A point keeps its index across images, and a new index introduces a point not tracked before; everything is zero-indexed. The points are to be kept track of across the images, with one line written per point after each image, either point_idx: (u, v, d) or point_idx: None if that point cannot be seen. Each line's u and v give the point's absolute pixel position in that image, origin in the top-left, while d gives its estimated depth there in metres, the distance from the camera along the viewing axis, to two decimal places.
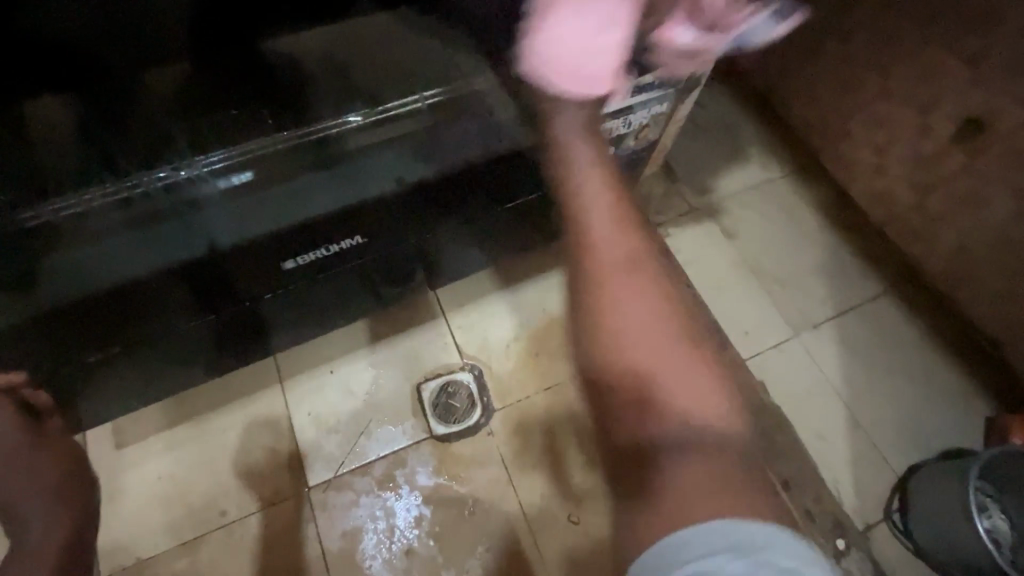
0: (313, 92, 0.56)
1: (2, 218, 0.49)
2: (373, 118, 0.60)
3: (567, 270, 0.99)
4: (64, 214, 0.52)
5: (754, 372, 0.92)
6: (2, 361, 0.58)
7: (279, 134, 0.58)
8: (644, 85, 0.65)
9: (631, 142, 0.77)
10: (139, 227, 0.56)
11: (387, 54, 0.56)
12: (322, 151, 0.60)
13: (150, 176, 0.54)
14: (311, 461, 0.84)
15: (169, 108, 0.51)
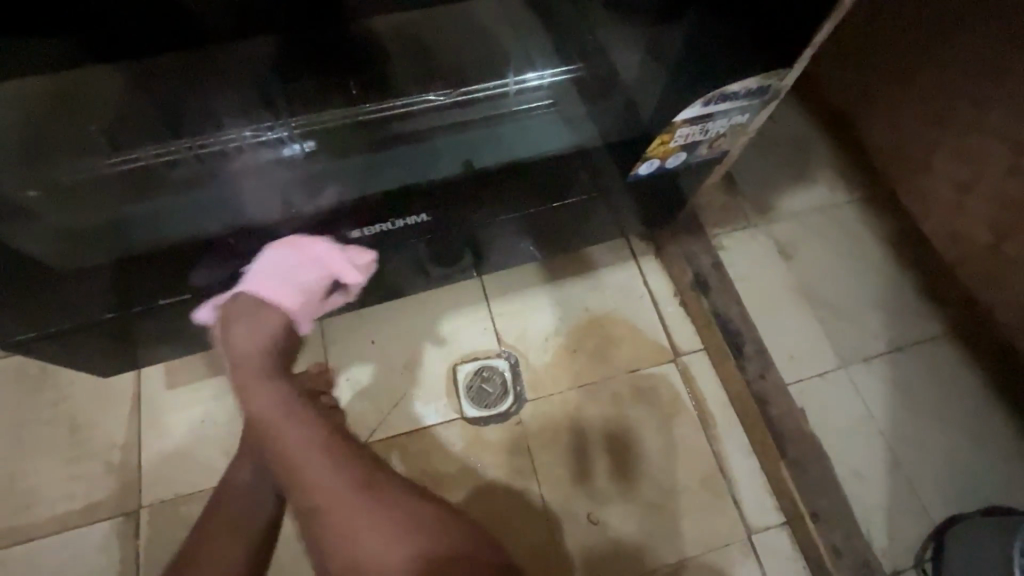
0: (394, 71, 0.58)
1: (108, 155, 0.55)
2: (455, 98, 0.63)
3: (615, 271, 0.99)
4: (160, 160, 0.57)
5: (796, 399, 0.89)
6: (88, 298, 0.62)
7: (362, 105, 0.60)
8: (728, 93, 0.64)
9: (705, 151, 0.76)
10: (222, 182, 0.60)
11: (472, 41, 0.57)
12: (386, 128, 0.63)
13: (239, 134, 0.58)
14: (345, 426, 0.87)
15: (248, 63, 0.51)
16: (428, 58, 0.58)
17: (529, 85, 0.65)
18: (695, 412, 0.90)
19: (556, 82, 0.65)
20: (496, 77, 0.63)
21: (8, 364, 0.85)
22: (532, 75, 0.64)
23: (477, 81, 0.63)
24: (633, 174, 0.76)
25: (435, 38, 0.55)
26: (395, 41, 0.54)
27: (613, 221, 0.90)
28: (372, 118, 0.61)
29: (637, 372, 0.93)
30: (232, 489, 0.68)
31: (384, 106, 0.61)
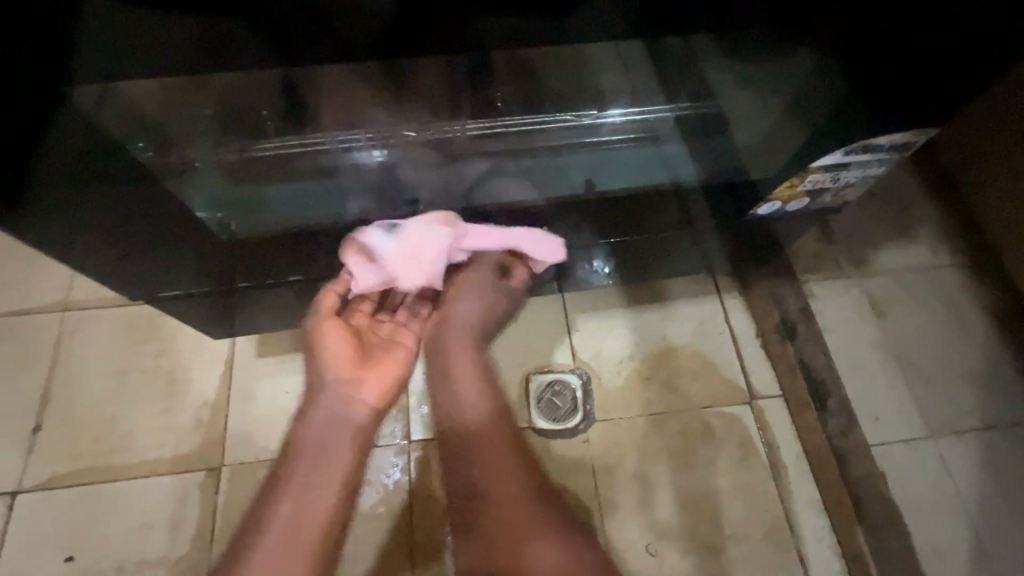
0: (516, 92, 0.58)
1: (245, 141, 0.60)
2: (567, 121, 0.66)
3: (697, 304, 0.98)
4: (289, 149, 0.62)
5: (878, 462, 0.86)
6: (217, 264, 0.69)
7: (480, 120, 0.62)
8: (873, 145, 0.62)
9: (828, 199, 0.75)
10: (347, 177, 0.66)
11: (592, 69, 0.57)
12: (463, 146, 0.65)
13: (359, 135, 0.61)
14: (416, 418, 0.89)
15: (377, 77, 0.52)
16: (532, 88, 0.59)
17: (619, 118, 0.68)
18: (767, 459, 0.88)
19: (657, 119, 0.69)
20: (574, 109, 0.65)
21: (124, 311, 0.92)
22: (615, 112, 0.67)
23: (584, 106, 0.65)
24: (752, 215, 0.75)
25: (552, 67, 0.56)
26: (512, 68, 0.54)
27: (704, 253, 0.90)
28: (448, 139, 0.63)
29: (710, 409, 0.91)
30: (307, 428, 0.70)
31: (470, 124, 0.63)
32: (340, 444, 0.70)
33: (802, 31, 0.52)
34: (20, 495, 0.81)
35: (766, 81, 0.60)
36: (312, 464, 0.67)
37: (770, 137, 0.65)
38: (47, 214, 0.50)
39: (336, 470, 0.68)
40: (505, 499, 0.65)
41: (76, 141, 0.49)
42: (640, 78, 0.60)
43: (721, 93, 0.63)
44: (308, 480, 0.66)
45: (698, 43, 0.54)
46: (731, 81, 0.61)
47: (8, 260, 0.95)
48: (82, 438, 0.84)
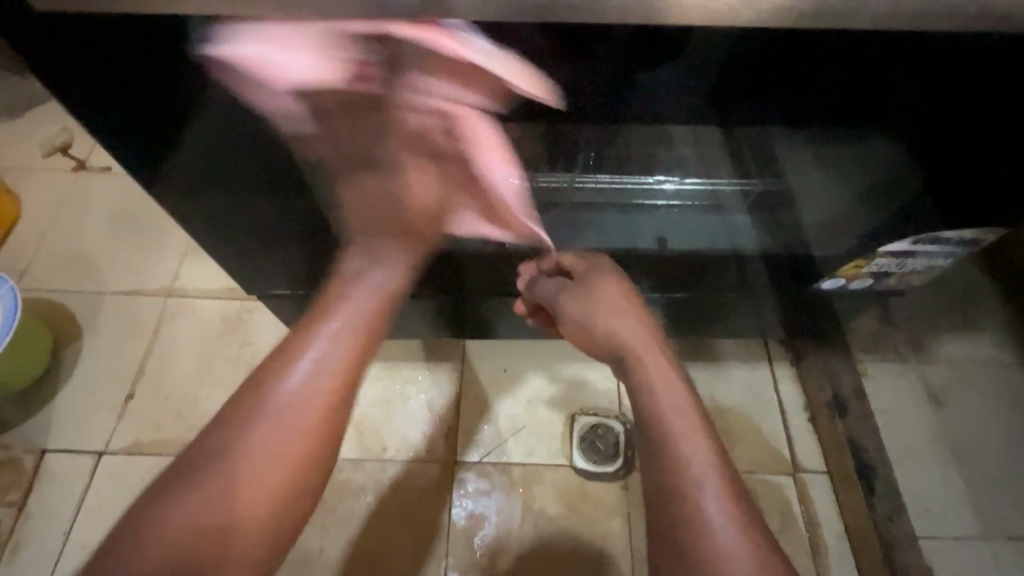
0: (586, 154, 0.65)
1: None
2: (647, 182, 0.71)
3: (747, 369, 1.00)
4: None
5: (927, 557, 0.82)
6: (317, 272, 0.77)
7: (567, 173, 0.68)
8: (940, 237, 0.66)
9: (892, 282, 0.77)
10: None
11: (656, 144, 0.63)
12: (563, 195, 0.72)
13: None
14: (462, 440, 0.94)
15: None
16: (615, 155, 0.65)
17: (686, 184, 0.72)
18: (806, 534, 0.88)
19: (724, 190, 0.72)
20: (655, 174, 0.69)
21: (218, 304, 1.02)
22: (688, 181, 0.71)
23: (661, 172, 0.70)
24: (815, 287, 0.80)
25: (631, 134, 0.60)
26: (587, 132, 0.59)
27: (760, 320, 0.93)
28: (551, 186, 0.71)
29: (752, 475, 0.92)
30: (274, 423, 0.49)
31: (556, 176, 0.69)
32: (303, 433, 0.49)
33: (870, 129, 0.55)
34: (105, 456, 0.89)
35: (836, 167, 0.62)
36: (237, 478, 0.46)
37: (841, 218, 0.68)
38: (174, 184, 0.59)
39: (287, 493, 0.48)
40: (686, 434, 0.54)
41: (199, 153, 0.55)
42: (710, 153, 0.64)
43: (791, 175, 0.65)
44: (252, 484, 0.46)
45: (769, 130, 0.57)
46: (802, 165, 0.63)
47: (130, 246, 1.08)
48: (167, 412, 0.93)
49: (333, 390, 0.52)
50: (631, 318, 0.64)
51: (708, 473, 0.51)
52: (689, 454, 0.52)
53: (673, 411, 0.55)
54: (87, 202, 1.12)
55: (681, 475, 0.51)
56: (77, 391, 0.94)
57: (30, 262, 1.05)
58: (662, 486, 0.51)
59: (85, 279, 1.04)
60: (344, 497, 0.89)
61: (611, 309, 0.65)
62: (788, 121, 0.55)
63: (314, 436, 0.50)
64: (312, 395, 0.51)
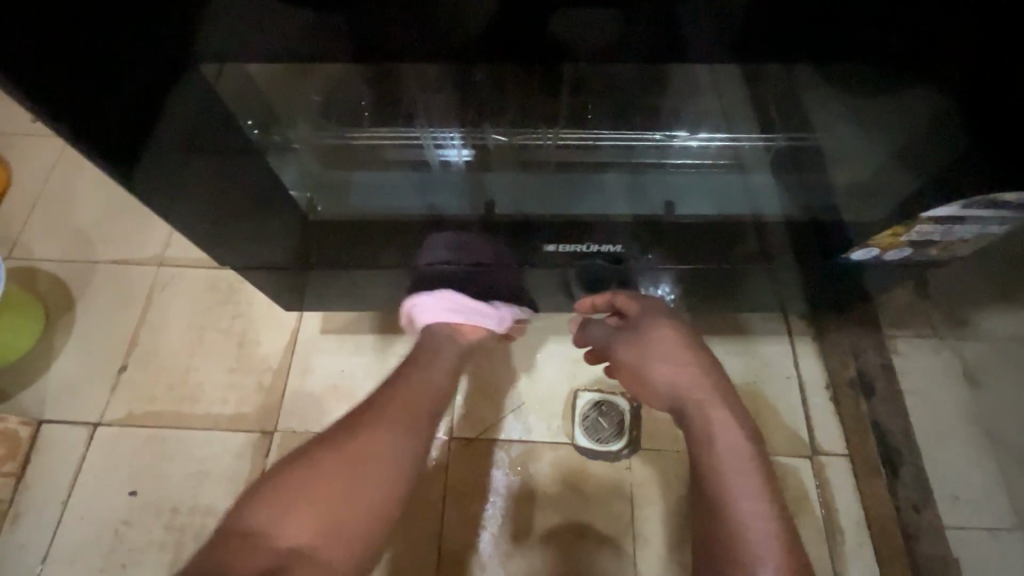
0: (592, 111, 0.59)
1: (325, 133, 0.61)
2: (655, 138, 0.63)
3: (765, 344, 0.94)
4: (364, 141, 0.63)
5: (953, 548, 0.77)
6: (300, 252, 0.72)
7: (564, 130, 0.61)
8: (996, 203, 0.57)
9: (935, 253, 0.69)
10: (416, 174, 0.65)
11: (673, 96, 0.57)
12: (547, 156, 0.64)
13: (424, 132, 0.61)
14: (460, 416, 0.90)
15: (439, 85, 0.54)
16: (627, 106, 0.58)
17: (696, 139, 0.64)
18: (822, 520, 0.83)
19: (748, 146, 0.64)
20: (662, 128, 0.62)
21: (210, 273, 0.98)
22: (702, 136, 0.64)
23: (675, 124, 0.62)
24: (844, 258, 0.72)
25: (650, 83, 0.54)
26: (596, 80, 0.54)
27: (782, 293, 0.86)
28: (534, 145, 0.63)
29: (767, 457, 0.86)
30: (380, 448, 0.67)
31: (546, 133, 0.62)
32: (396, 444, 0.68)
33: (920, 73, 0.48)
34: (101, 427, 0.89)
35: (874, 119, 0.55)
36: (333, 479, 0.63)
37: (877, 180, 0.60)
38: (153, 172, 0.54)
39: (371, 512, 0.64)
40: (389, 473, 0.66)
41: (183, 118, 0.52)
42: (733, 101, 0.57)
43: (821, 125, 0.58)
44: (352, 468, 0.64)
45: (803, 75, 0.52)
46: (836, 113, 0.56)
47: (120, 213, 1.04)
48: (160, 384, 0.91)
49: (401, 416, 0.71)
50: (686, 366, 0.71)
51: (767, 535, 0.59)
52: (750, 514, 0.60)
53: (737, 473, 0.62)
54: (76, 168, 1.08)
55: (739, 527, 0.59)
56: (71, 361, 0.93)
57: (22, 231, 1.03)
58: (730, 542, 0.59)
59: (77, 249, 1.02)
60: None
61: (665, 357, 0.73)
62: (823, 61, 0.49)
63: (399, 452, 0.68)
64: (396, 424, 0.69)
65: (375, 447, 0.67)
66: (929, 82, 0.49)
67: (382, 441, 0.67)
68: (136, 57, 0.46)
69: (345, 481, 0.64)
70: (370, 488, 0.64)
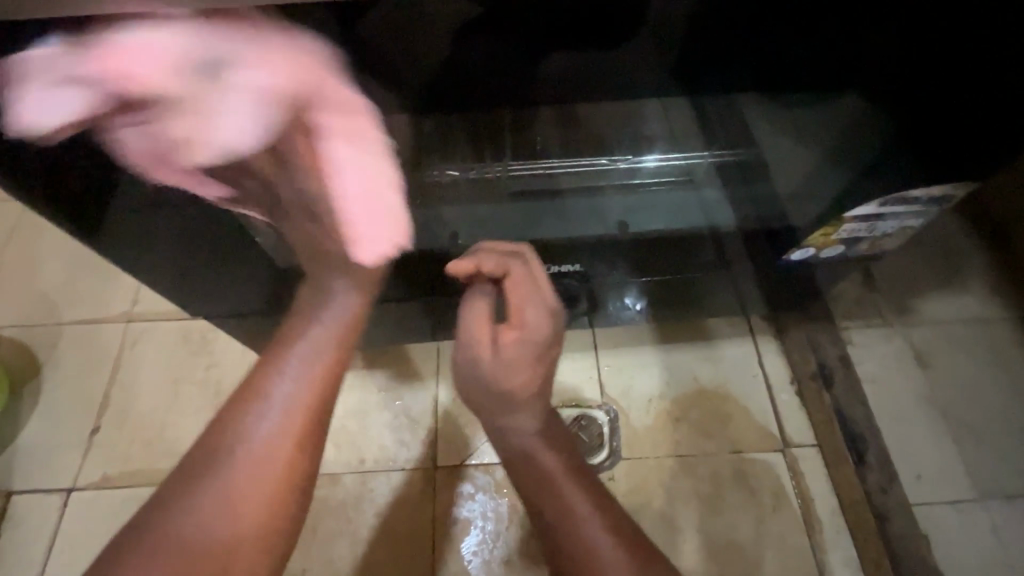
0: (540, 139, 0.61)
1: None
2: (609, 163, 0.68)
3: (730, 345, 0.98)
4: None
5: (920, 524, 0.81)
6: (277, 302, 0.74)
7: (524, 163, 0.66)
8: (908, 198, 0.62)
9: (865, 248, 0.75)
10: None
11: (613, 124, 0.59)
12: (507, 185, 0.68)
13: None
14: (443, 446, 0.91)
15: None
16: (576, 134, 0.60)
17: (647, 162, 0.69)
18: (800, 512, 0.86)
19: (698, 163, 0.69)
20: (607, 153, 0.65)
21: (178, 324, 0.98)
22: (653, 157, 0.68)
23: (622, 150, 0.66)
24: (783, 260, 0.76)
25: (593, 113, 0.57)
26: (556, 111, 0.55)
27: (741, 296, 0.90)
28: (490, 177, 0.66)
29: (741, 455, 0.90)
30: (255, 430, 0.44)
31: (505, 165, 0.65)
32: (282, 449, 0.45)
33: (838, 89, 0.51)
34: (74, 493, 0.86)
35: (807, 126, 0.57)
36: (253, 472, 0.43)
37: (813, 182, 0.64)
38: (119, 228, 0.55)
39: (249, 532, 0.42)
40: (262, 481, 0.43)
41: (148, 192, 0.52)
42: (679, 122, 0.60)
43: (760, 139, 0.62)
44: (251, 474, 0.43)
45: (733, 96, 0.55)
46: (773, 128, 0.59)
47: (84, 273, 1.03)
48: (136, 442, 0.90)
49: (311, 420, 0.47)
50: (531, 369, 0.59)
51: None
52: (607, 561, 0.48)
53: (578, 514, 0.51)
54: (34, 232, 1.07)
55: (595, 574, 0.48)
56: (40, 428, 0.91)
57: None
58: None
59: (40, 313, 1.00)
60: (325, 515, 0.87)
61: (507, 363, 0.59)
62: (761, 89, 0.53)
63: (299, 462, 0.45)
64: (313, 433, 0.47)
65: (248, 446, 0.44)
66: (860, 91, 0.51)
67: (264, 434, 0.44)
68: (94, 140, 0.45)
69: (250, 480, 0.43)
70: (275, 500, 0.44)
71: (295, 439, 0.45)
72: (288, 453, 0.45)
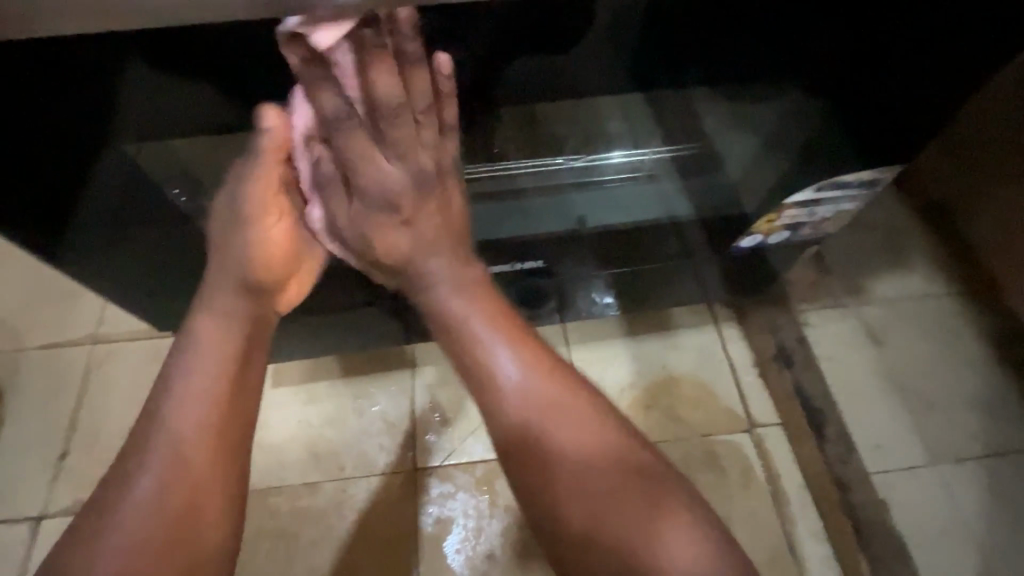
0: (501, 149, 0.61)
1: None
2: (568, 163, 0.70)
3: (695, 332, 1.01)
4: None
5: (878, 490, 0.86)
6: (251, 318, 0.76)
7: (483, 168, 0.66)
8: (840, 182, 0.67)
9: (808, 232, 0.79)
10: None
11: (569, 124, 0.60)
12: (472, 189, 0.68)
13: None
14: (422, 448, 0.92)
15: None
16: (535, 138, 0.62)
17: (607, 159, 0.71)
18: (768, 488, 0.89)
19: (654, 159, 0.71)
20: (563, 152, 0.67)
21: (145, 342, 0.97)
22: (617, 154, 0.71)
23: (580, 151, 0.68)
24: (736, 246, 0.81)
25: (548, 114, 0.58)
26: (518, 114, 0.56)
27: (702, 285, 0.94)
28: None
29: (711, 438, 0.93)
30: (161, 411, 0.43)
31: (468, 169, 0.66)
32: (203, 448, 0.43)
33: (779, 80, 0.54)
34: (45, 520, 0.85)
35: (753, 118, 0.60)
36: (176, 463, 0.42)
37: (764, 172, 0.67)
38: (82, 243, 0.55)
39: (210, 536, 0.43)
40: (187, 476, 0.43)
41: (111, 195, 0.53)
42: (636, 123, 0.62)
43: (713, 135, 0.65)
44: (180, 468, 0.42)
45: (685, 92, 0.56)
46: (722, 122, 0.62)
47: (44, 297, 1.01)
48: (107, 464, 0.89)
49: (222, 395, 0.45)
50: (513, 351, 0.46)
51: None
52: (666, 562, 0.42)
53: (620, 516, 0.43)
54: None
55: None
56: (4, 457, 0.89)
57: None
58: None
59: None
60: (306, 523, 0.87)
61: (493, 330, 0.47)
62: (711, 84, 0.55)
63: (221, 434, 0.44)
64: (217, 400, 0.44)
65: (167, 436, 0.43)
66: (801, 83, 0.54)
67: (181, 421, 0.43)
68: (55, 146, 0.46)
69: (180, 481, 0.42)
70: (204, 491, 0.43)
71: (215, 439, 0.44)
72: (208, 442, 0.44)
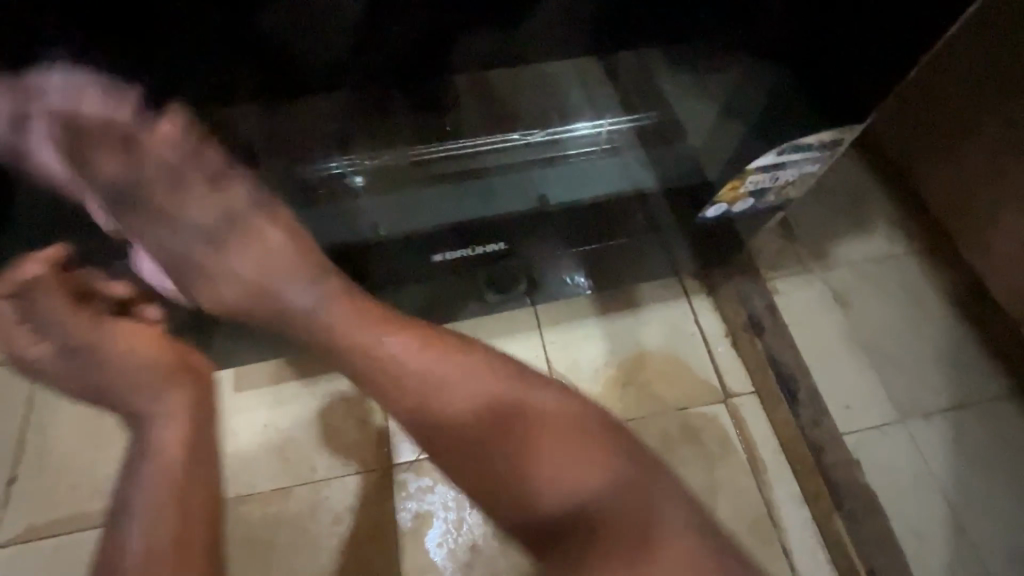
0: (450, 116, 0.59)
1: None
2: (533, 138, 0.67)
3: (666, 307, 1.00)
4: None
5: (850, 450, 0.88)
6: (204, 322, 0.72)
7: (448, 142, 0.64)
8: (802, 145, 0.66)
9: (773, 198, 0.78)
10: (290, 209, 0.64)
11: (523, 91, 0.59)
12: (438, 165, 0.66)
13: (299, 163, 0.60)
14: (396, 443, 0.89)
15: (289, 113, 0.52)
16: (492, 107, 0.60)
17: (573, 131, 0.69)
18: (745, 456, 0.90)
19: (618, 130, 0.70)
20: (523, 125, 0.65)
21: None
22: (582, 124, 0.68)
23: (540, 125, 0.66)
24: (701, 218, 0.79)
25: (502, 79, 0.56)
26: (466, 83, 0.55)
27: (671, 258, 0.93)
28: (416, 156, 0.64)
29: (687, 411, 0.93)
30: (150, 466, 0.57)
31: (431, 146, 0.64)
32: (166, 486, 0.56)
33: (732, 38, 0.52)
34: None
35: (707, 80, 0.59)
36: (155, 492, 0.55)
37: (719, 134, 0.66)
38: None
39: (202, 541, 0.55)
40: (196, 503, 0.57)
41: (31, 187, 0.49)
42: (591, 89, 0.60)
43: (674, 100, 0.65)
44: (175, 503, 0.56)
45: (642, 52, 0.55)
46: (676, 81, 0.60)
47: None
48: (59, 487, 0.84)
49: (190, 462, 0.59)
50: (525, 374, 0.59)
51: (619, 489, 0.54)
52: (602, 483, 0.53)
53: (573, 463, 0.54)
54: None
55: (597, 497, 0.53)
56: None
57: None
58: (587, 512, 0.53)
59: None
60: (280, 529, 0.84)
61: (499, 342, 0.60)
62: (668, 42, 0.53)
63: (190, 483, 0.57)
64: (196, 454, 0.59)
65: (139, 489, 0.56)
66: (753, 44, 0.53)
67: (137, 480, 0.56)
68: None
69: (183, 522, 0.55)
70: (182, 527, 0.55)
71: (181, 489, 0.56)
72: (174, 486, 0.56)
